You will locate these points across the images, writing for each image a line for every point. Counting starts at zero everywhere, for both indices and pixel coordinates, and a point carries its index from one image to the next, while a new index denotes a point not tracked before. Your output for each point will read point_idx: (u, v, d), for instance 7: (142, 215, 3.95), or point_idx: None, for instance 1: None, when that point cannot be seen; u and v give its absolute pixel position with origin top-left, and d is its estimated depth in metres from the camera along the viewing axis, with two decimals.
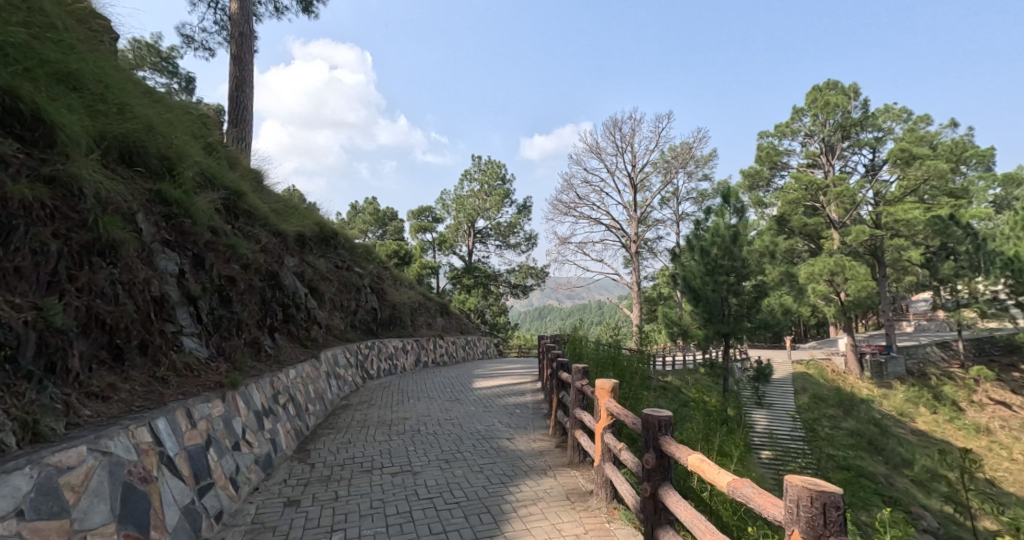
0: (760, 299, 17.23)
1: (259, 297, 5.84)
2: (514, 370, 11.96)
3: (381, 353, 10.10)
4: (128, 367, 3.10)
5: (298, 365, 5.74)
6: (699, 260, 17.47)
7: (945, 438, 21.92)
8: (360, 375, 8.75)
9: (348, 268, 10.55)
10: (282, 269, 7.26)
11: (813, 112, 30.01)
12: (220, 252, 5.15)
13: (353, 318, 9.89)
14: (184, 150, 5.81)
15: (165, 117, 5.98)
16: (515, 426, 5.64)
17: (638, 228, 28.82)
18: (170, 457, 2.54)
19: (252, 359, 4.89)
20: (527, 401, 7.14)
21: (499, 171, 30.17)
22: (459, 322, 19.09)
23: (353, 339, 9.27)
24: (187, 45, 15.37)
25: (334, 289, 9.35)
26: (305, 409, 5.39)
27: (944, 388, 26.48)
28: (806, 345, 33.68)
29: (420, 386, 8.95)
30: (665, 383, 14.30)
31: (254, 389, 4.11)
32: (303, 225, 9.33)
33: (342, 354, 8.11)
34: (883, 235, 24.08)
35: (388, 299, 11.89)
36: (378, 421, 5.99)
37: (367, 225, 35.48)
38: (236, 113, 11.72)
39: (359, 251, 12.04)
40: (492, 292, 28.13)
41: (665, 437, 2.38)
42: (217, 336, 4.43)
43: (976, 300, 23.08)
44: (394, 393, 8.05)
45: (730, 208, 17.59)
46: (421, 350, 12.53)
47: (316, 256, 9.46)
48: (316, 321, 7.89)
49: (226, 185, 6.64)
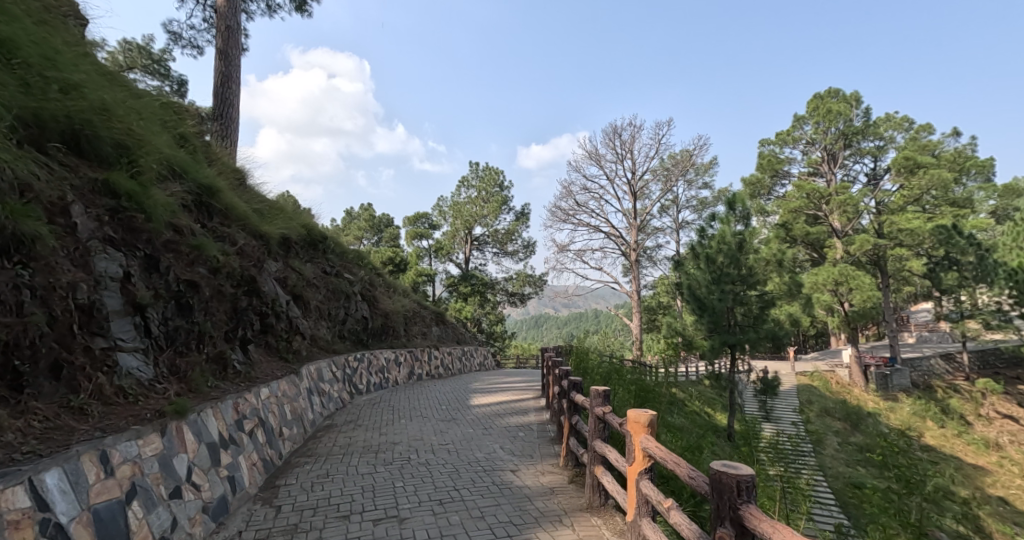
0: (767, 309, 16.61)
1: (231, 306, 5.15)
2: (513, 383, 11.23)
3: (371, 366, 9.40)
4: (31, 396, 2.45)
5: (273, 382, 5.04)
6: (704, 268, 16.92)
7: (954, 453, 21.31)
8: (347, 390, 8.04)
9: (337, 274, 9.85)
10: (262, 274, 6.56)
11: (815, 120, 29.66)
12: (181, 253, 4.46)
13: (342, 328, 9.21)
14: (149, 139, 5.12)
15: (129, 102, 5.33)
16: (520, 455, 4.91)
17: (638, 235, 28.25)
18: (59, 525, 1.88)
19: (217, 378, 4.20)
20: (531, 422, 6.44)
21: (498, 178, 29.60)
22: (456, 331, 18.42)
23: (341, 350, 8.58)
24: (174, 42, 14.78)
25: (320, 297, 8.66)
26: (278, 434, 4.68)
27: (951, 401, 25.90)
28: (808, 356, 33.11)
29: (412, 402, 8.21)
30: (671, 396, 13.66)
31: (211, 416, 3.43)
32: (287, 227, 8.65)
33: (327, 368, 7.41)
34: (885, 245, 23.54)
35: (380, 307, 11.18)
36: (363, 446, 5.25)
37: (362, 232, 34.86)
38: (220, 110, 11.07)
39: (350, 256, 11.37)
40: (489, 300, 27.44)
41: (747, 507, 1.81)
42: (169, 352, 3.75)
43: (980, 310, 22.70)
44: (384, 411, 7.32)
45: (736, 215, 17.03)
46: (415, 361, 11.82)
47: (302, 261, 8.81)
48: (299, 332, 7.19)
49: (199, 182, 5.95)
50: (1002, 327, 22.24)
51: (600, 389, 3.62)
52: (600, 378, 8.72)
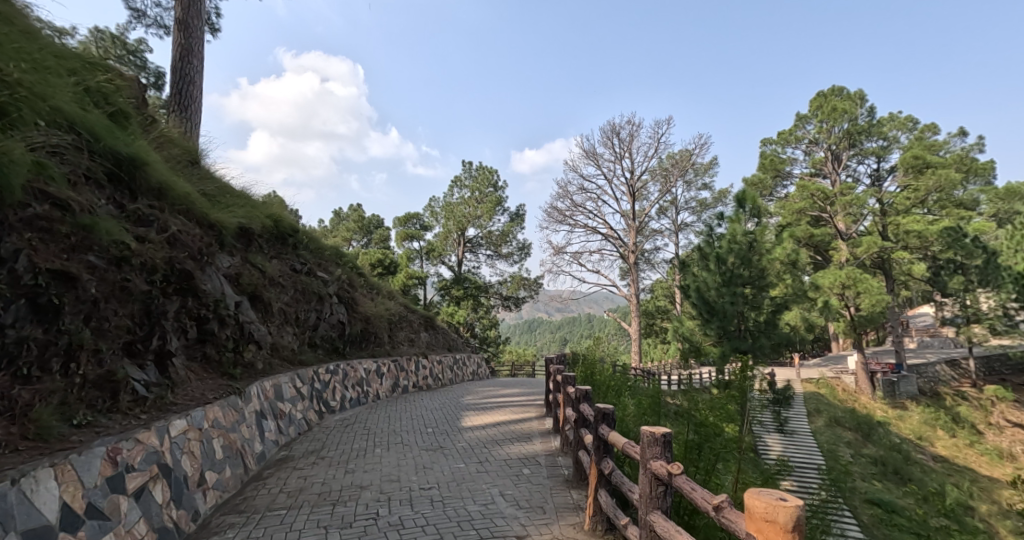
0: (779, 313, 15.47)
1: (144, 308, 3.86)
2: (511, 397, 9.88)
3: (347, 378, 8.12)
4: None
5: (200, 409, 3.76)
6: (714, 269, 15.72)
7: (968, 464, 20.23)
8: (314, 409, 6.75)
9: (309, 272, 8.54)
10: (203, 270, 5.27)
11: (818, 119, 28.70)
12: (55, 235, 3.21)
13: (313, 335, 7.92)
14: (36, 88, 3.87)
15: (16, 44, 4.11)
16: (526, 510, 3.64)
17: (636, 238, 27.17)
18: None
19: (100, 409, 2.96)
20: (537, 454, 5.18)
21: (492, 177, 28.38)
22: (446, 336, 17.14)
23: (310, 361, 7.29)
24: (138, 21, 13.50)
25: (287, 300, 7.37)
26: (195, 484, 3.39)
27: (960, 409, 24.86)
28: (810, 362, 32.03)
29: (393, 423, 6.91)
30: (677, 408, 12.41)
31: (53, 480, 2.19)
32: (245, 215, 7.35)
33: (289, 385, 6.12)
34: (892, 247, 22.42)
35: (360, 311, 9.86)
36: (318, 494, 3.96)
37: (350, 233, 33.55)
38: (178, 87, 9.70)
39: (326, 252, 10.07)
40: (482, 304, 26.11)
41: None
42: (4, 379, 2.51)
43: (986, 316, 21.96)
44: (356, 436, 6.01)
45: (746, 212, 15.96)
46: (400, 373, 10.53)
47: (266, 256, 7.53)
48: (256, 342, 5.89)
49: (117, 150, 4.67)
50: (1008, 332, 21.94)
51: (654, 433, 2.40)
52: (597, 393, 7.64)
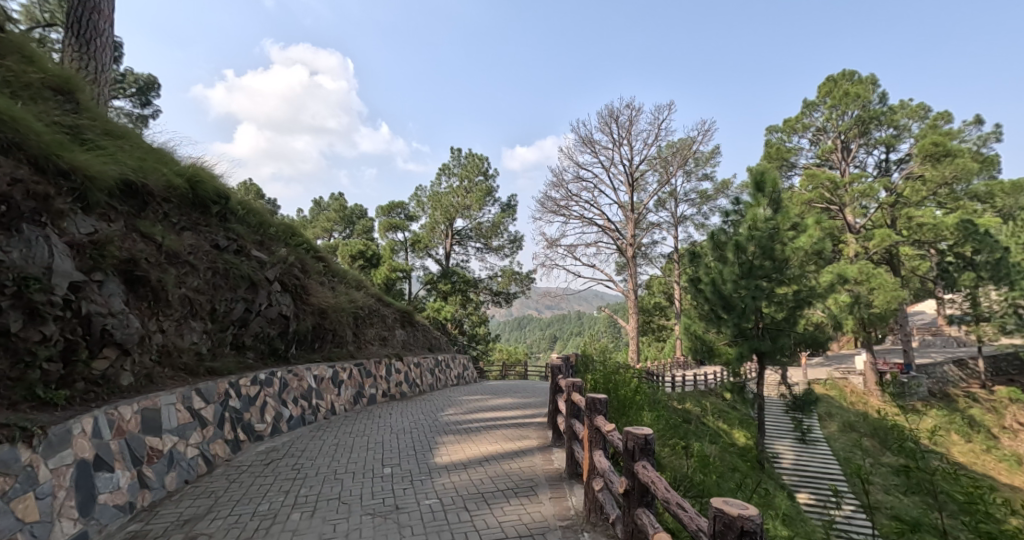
0: (800, 310, 13.41)
1: None
2: (505, 411, 7.84)
3: (285, 391, 6.08)
4: None
5: None
6: (732, 261, 13.66)
7: (987, 472, 16.81)
8: (224, 440, 4.75)
9: (238, 251, 6.49)
10: (10, 230, 3.29)
11: (828, 105, 26.87)
12: None
13: (237, 334, 5.91)
14: None
15: None
16: None
17: (635, 230, 25.26)
18: None
19: None
20: (547, 528, 3.19)
21: (481, 165, 26.35)
22: (428, 334, 15.01)
23: (226, 369, 5.25)
24: None
25: (196, 285, 5.33)
26: None
27: (971, 411, 21.21)
28: (815, 361, 30.31)
29: (336, 458, 4.88)
30: (682, 422, 10.37)
31: None
32: (137, 166, 5.32)
33: (176, 408, 4.10)
34: (904, 242, 20.49)
35: (314, 303, 7.77)
36: None
37: (332, 224, 31.33)
38: (76, 13, 7.50)
39: (270, 229, 8.00)
40: (471, 300, 23.96)
41: None
42: None
43: (995, 316, 20.25)
44: (273, 486, 4.02)
45: (766, 197, 13.80)
46: (366, 380, 8.53)
47: (166, 223, 5.50)
48: (120, 346, 3.85)
49: None
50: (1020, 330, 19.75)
51: None
52: (612, 408, 5.79)
